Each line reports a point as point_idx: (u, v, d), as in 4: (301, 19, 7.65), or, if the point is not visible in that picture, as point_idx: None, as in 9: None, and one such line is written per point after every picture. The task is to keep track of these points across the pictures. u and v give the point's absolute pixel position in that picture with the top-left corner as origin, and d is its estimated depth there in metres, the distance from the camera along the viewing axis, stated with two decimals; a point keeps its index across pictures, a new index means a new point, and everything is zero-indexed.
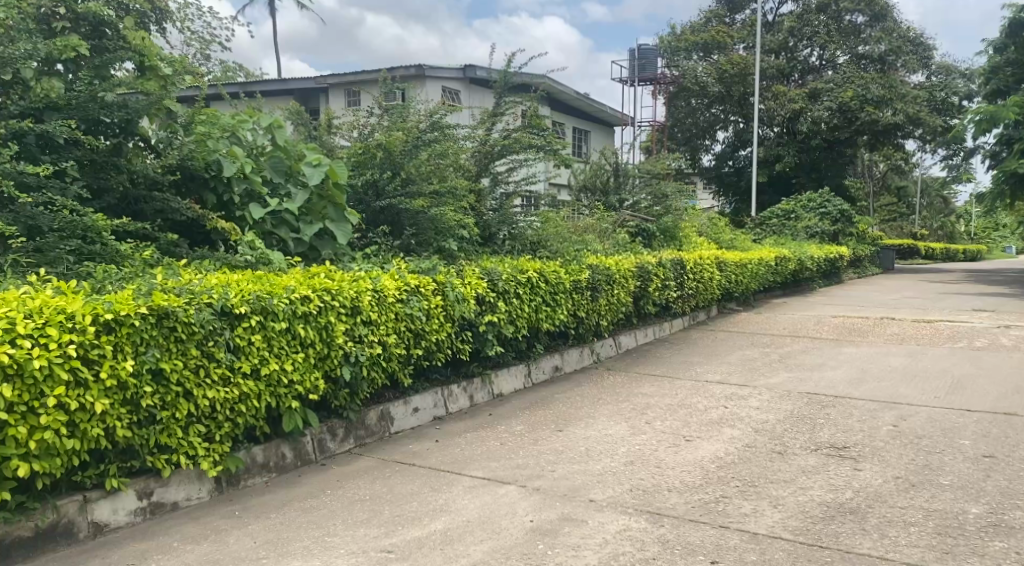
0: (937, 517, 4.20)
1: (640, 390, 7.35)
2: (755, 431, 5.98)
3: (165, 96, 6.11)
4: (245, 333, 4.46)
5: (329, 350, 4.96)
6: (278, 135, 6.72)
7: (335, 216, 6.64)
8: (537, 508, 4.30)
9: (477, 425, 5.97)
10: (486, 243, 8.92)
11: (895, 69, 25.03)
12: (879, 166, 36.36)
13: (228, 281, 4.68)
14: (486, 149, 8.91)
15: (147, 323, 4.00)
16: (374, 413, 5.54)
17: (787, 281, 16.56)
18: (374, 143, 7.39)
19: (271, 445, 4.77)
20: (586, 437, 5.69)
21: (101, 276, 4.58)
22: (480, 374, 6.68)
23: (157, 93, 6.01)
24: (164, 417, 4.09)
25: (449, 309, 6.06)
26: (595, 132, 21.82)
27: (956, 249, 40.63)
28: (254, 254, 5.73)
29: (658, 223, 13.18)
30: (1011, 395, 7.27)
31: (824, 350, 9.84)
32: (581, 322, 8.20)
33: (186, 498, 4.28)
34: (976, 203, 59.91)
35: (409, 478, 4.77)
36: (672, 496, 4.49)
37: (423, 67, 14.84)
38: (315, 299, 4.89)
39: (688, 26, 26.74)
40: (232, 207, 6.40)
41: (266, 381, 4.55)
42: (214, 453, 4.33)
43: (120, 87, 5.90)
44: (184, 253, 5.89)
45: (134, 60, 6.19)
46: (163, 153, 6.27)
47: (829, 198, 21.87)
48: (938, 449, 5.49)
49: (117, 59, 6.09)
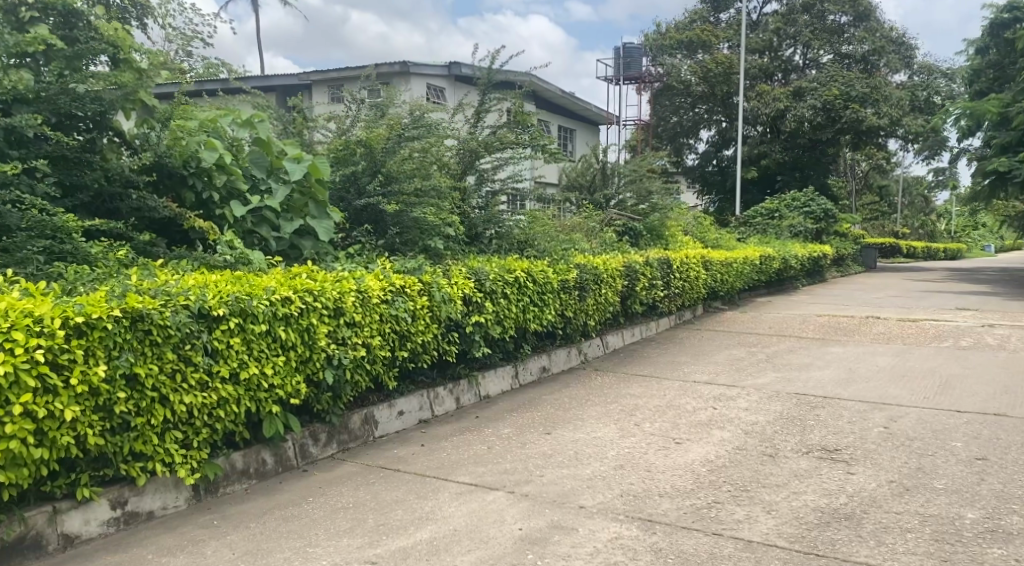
0: (934, 523, 4.13)
1: (627, 391, 7.25)
2: (745, 433, 5.89)
3: (141, 87, 5.96)
4: (223, 336, 4.31)
5: (311, 352, 4.82)
6: (257, 130, 6.48)
7: (317, 213, 6.45)
8: (526, 516, 4.19)
9: (463, 428, 5.84)
10: (471, 242, 8.80)
11: (878, 69, 25.13)
12: (862, 165, 36.56)
13: (205, 282, 4.53)
14: (471, 146, 8.77)
15: (121, 326, 3.84)
16: (358, 416, 5.40)
17: (772, 279, 16.54)
18: (356, 139, 7.24)
19: (251, 451, 4.63)
20: (575, 440, 5.58)
21: (72, 277, 4.41)
22: (466, 376, 6.56)
23: (133, 85, 5.86)
24: (139, 424, 3.93)
25: (435, 310, 5.94)
26: (580, 131, 21.74)
27: (937, 248, 40.93)
28: (233, 254, 5.54)
29: (645, 222, 13.17)
30: (1000, 395, 7.24)
31: (811, 349, 9.80)
32: (569, 322, 8.10)
33: (162, 507, 4.12)
34: (955, 202, 60.44)
35: (393, 484, 4.64)
36: (664, 502, 4.39)
37: (408, 63, 14.64)
38: (297, 300, 4.74)
39: (672, 25, 26.67)
40: (211, 205, 6.20)
41: (245, 385, 4.40)
42: (191, 460, 4.18)
43: (92, 80, 5.77)
44: (161, 253, 5.72)
45: (108, 53, 6.04)
46: (140, 150, 6.10)
47: (814, 198, 21.86)
48: (930, 451, 5.43)
49: (92, 51, 5.95)
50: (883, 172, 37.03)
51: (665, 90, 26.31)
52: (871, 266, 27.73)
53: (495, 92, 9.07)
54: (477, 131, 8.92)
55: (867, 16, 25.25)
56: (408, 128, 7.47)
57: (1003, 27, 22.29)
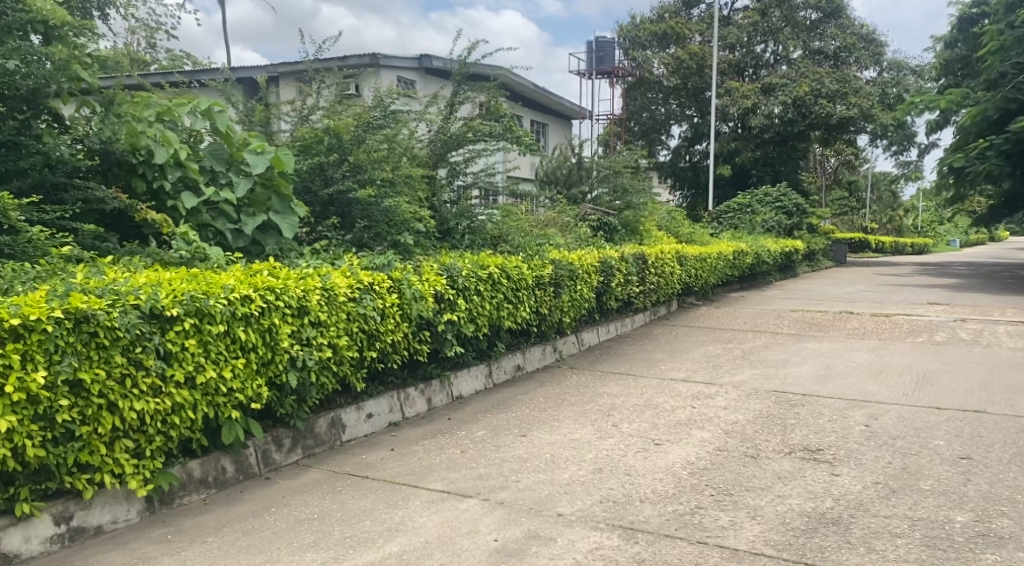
0: (924, 527, 3.99)
1: (604, 389, 7.07)
2: (725, 433, 5.74)
3: (76, 60, 5.64)
4: (177, 338, 4.03)
5: (273, 354, 4.58)
6: (217, 121, 6.10)
7: (280, 208, 6.13)
8: (501, 525, 3.98)
9: (435, 430, 5.62)
10: (443, 238, 8.53)
11: (847, 65, 25.55)
12: (831, 161, 36.97)
13: (158, 279, 4.25)
14: (444, 136, 8.52)
15: (62, 329, 3.57)
16: (324, 421, 5.16)
17: (745, 274, 16.46)
18: (324, 126, 6.97)
19: (209, 459, 4.36)
20: (551, 442, 5.37)
21: (11, 275, 4.11)
22: (438, 376, 6.33)
23: (65, 56, 5.53)
24: (85, 433, 3.65)
25: (406, 307, 5.70)
26: (552, 126, 21.56)
27: (906, 243, 41.52)
28: (189, 250, 5.25)
29: (620, 217, 12.95)
30: (979, 391, 7.17)
31: (787, 345, 9.71)
32: (544, 319, 7.90)
33: (112, 520, 3.85)
34: (921, 197, 61.42)
35: (362, 492, 4.41)
36: (645, 508, 4.20)
37: (378, 55, 14.31)
38: (257, 299, 4.48)
39: (644, 19, 26.56)
40: (163, 196, 5.90)
41: (203, 390, 4.14)
42: (145, 470, 3.90)
43: (20, 53, 5.43)
44: (111, 248, 5.39)
45: (37, 25, 5.61)
46: (77, 134, 5.81)
47: (786, 192, 21.91)
48: (914, 451, 5.31)
49: (21, 23, 5.54)
50: (852, 166, 37.32)
51: (637, 84, 26.27)
52: (842, 260, 27.94)
53: (470, 83, 8.80)
54: (450, 122, 8.59)
55: (836, 14, 25.66)
56: (377, 119, 7.37)
57: (971, 23, 22.58)
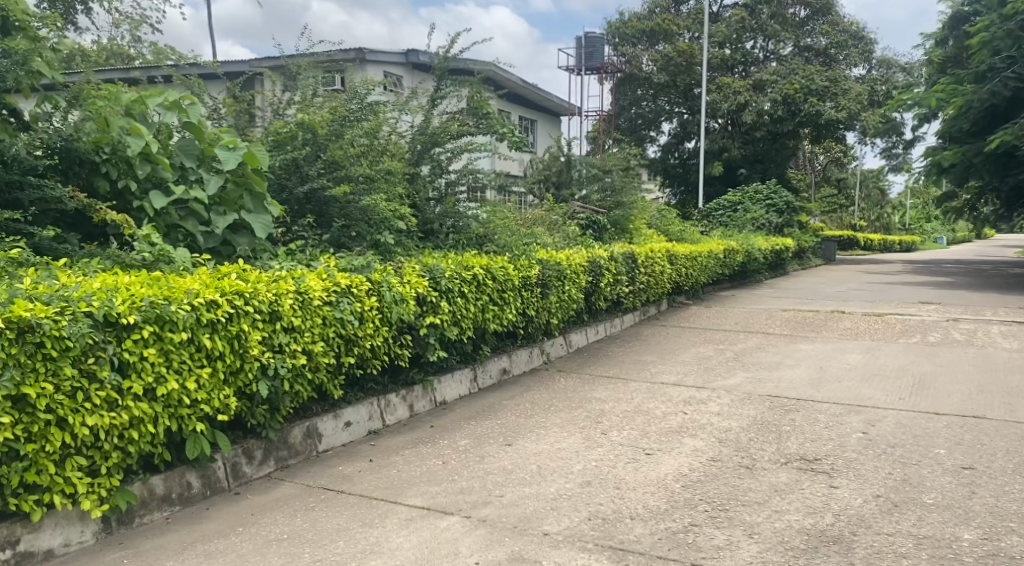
0: (929, 546, 3.78)
1: (593, 394, 6.83)
2: (719, 441, 5.52)
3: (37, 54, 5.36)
4: (134, 347, 3.77)
5: (242, 362, 4.34)
6: (185, 115, 5.77)
7: (253, 206, 5.82)
8: (483, 546, 3.76)
9: (416, 439, 5.37)
10: (426, 237, 8.26)
11: (837, 62, 25.39)
12: (820, 158, 36.88)
13: (116, 284, 3.99)
14: (423, 135, 8.22)
15: (3, 340, 3.31)
16: (299, 430, 4.91)
17: (735, 272, 16.27)
18: (298, 120, 6.71)
19: (173, 474, 4.11)
20: (537, 452, 5.13)
21: None
22: (421, 381, 6.08)
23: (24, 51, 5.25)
24: (31, 451, 3.40)
25: (385, 311, 5.44)
26: (540, 122, 21.29)
27: (894, 241, 41.55)
28: (153, 251, 4.96)
29: (609, 215, 12.71)
30: (977, 396, 6.99)
31: (780, 346, 9.50)
32: (531, 321, 7.65)
33: (64, 544, 3.60)
34: (909, 195, 61.55)
35: (336, 509, 4.16)
36: (636, 526, 3.97)
37: (364, 50, 14.01)
38: (224, 304, 4.22)
39: (634, 15, 26.29)
40: (128, 196, 5.61)
41: (164, 402, 3.88)
42: (100, 489, 3.64)
43: None
44: (68, 251, 5.11)
45: None
46: (36, 132, 5.54)
47: (777, 190, 21.75)
48: (914, 460, 5.11)
49: None
50: (841, 163, 37.29)
51: (627, 80, 26.06)
52: (831, 258, 27.84)
53: (451, 79, 8.60)
54: (431, 117, 8.34)
55: (825, 10, 25.54)
56: (353, 113, 7.16)
57: (963, 20, 22.38)
